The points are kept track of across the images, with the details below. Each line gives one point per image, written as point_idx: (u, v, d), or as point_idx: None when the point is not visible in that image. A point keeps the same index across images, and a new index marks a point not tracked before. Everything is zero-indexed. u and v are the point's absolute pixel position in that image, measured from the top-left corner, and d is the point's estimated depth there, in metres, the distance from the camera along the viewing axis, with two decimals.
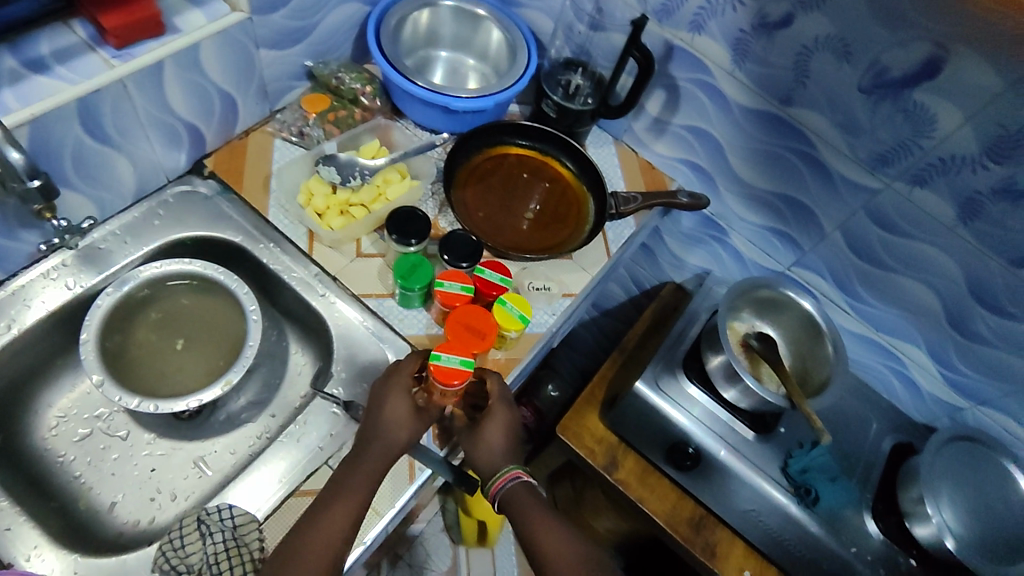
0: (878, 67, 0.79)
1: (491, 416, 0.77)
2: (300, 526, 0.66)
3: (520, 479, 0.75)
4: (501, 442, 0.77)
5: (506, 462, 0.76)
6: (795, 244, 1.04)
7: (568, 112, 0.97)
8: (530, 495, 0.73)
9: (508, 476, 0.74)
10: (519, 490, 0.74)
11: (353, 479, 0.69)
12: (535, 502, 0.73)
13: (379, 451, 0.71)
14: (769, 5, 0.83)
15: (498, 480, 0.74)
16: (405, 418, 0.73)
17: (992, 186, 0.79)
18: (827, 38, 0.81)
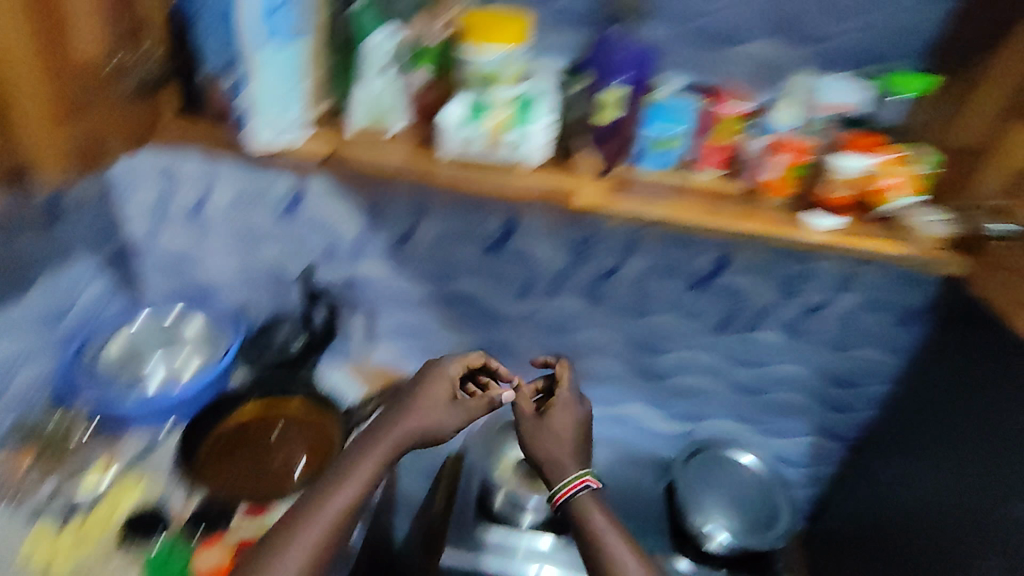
0: (486, 236, 1.08)
1: (557, 406, 0.91)
2: (311, 508, 0.72)
3: (588, 486, 0.82)
4: (570, 433, 0.87)
5: (574, 469, 0.84)
6: (515, 373, 1.26)
7: (286, 363, 1.10)
8: (597, 505, 0.82)
9: (578, 485, 0.82)
10: (588, 500, 0.82)
11: (352, 472, 0.76)
12: (603, 516, 0.81)
13: (397, 437, 0.80)
14: (395, 226, 1.09)
15: (567, 488, 0.82)
16: (439, 406, 0.84)
17: (595, 277, 1.10)
18: (445, 232, 1.09)
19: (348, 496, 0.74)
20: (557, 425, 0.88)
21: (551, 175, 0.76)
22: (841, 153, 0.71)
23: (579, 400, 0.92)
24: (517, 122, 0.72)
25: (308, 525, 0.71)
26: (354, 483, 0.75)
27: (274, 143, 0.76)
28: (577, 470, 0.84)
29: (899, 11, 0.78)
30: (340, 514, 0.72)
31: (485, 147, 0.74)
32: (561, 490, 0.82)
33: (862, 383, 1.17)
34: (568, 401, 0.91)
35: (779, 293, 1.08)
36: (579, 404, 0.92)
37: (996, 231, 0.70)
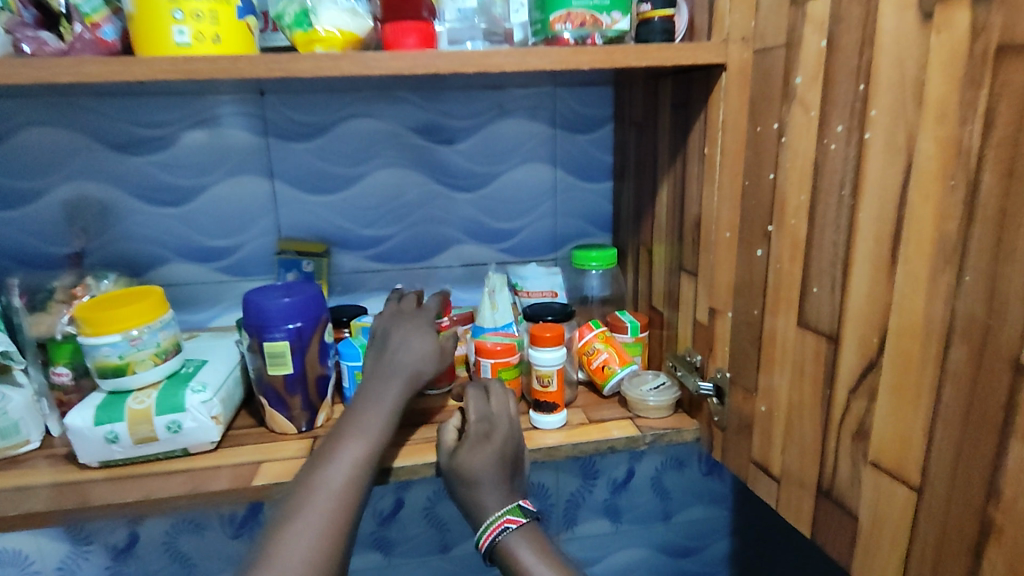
0: (229, 516, 0.90)
1: (469, 444, 0.58)
2: (294, 498, 0.51)
3: (514, 529, 0.55)
4: (489, 477, 0.57)
5: (497, 500, 0.56)
6: None
7: None
8: (533, 546, 0.54)
9: (498, 527, 0.55)
10: (516, 542, 0.54)
11: (338, 466, 0.54)
12: (536, 551, 0.54)
13: (404, 374, 0.61)
14: (111, 536, 0.88)
15: (487, 529, 0.55)
16: (427, 353, 0.64)
17: (377, 522, 0.94)
18: (177, 525, 0.89)
19: (349, 463, 0.54)
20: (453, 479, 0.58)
21: (246, 452, 0.63)
22: (532, 347, 0.65)
23: (493, 423, 0.60)
24: (164, 408, 0.59)
25: (300, 517, 0.50)
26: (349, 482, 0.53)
27: None
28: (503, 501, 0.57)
29: (565, 196, 0.83)
30: (347, 490, 0.53)
31: (132, 446, 0.59)
32: (483, 531, 0.56)
33: (704, 546, 1.07)
34: (479, 435, 0.59)
35: (581, 480, 0.98)
36: (487, 441, 0.58)
37: (707, 392, 0.62)
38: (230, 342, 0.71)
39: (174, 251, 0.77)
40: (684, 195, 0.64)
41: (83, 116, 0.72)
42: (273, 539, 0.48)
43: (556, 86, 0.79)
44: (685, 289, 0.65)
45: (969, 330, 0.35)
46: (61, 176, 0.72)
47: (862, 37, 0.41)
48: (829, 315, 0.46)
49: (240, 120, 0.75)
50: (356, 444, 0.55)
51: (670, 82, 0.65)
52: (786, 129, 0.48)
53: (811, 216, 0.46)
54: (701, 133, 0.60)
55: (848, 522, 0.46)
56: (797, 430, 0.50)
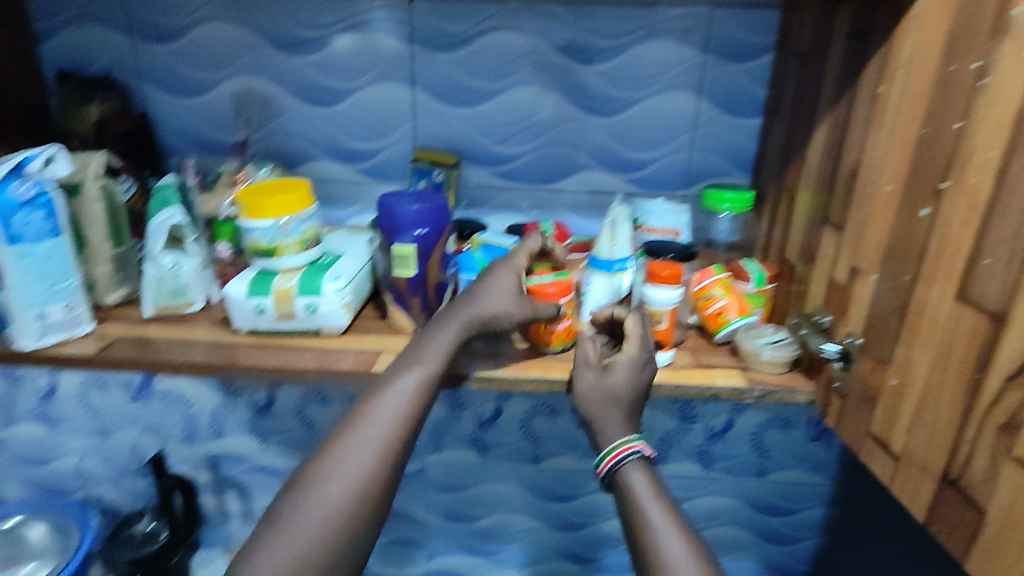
0: (348, 395, 1.00)
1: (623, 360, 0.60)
2: (354, 412, 0.55)
3: (642, 455, 0.56)
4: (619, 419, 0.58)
5: (626, 426, 0.58)
6: (416, 541, 1.11)
7: (145, 561, 0.98)
8: (649, 480, 0.55)
9: (623, 449, 0.56)
10: (633, 472, 0.55)
11: (391, 397, 0.55)
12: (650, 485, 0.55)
13: (467, 316, 0.61)
14: (253, 394, 1.01)
15: (612, 453, 0.56)
16: (501, 299, 0.62)
17: (476, 425, 1.01)
18: (306, 396, 1.01)
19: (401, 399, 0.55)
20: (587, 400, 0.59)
21: (370, 340, 0.68)
22: (649, 285, 0.65)
23: (648, 350, 0.61)
24: (304, 290, 0.66)
25: (349, 446, 0.52)
26: (398, 415, 0.54)
27: (41, 343, 0.66)
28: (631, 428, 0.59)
29: (705, 129, 0.78)
30: (403, 409, 0.55)
31: (275, 319, 0.68)
32: (606, 456, 0.56)
33: (797, 510, 1.03)
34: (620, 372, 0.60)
35: (677, 422, 0.98)
36: (643, 365, 0.60)
37: (832, 355, 0.57)
38: (365, 237, 0.77)
39: (322, 150, 0.82)
40: (844, 140, 0.57)
41: (252, 14, 0.77)
42: (326, 463, 0.51)
43: (714, 6, 0.72)
44: (825, 243, 0.60)
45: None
46: (232, 71, 0.79)
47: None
48: (997, 292, 0.40)
49: (389, 25, 0.76)
50: (408, 379, 0.56)
51: (850, 7, 0.57)
52: (990, 70, 0.41)
53: (1001, 176, 0.40)
54: (877, 70, 0.53)
55: (972, 516, 0.42)
56: (931, 409, 0.46)
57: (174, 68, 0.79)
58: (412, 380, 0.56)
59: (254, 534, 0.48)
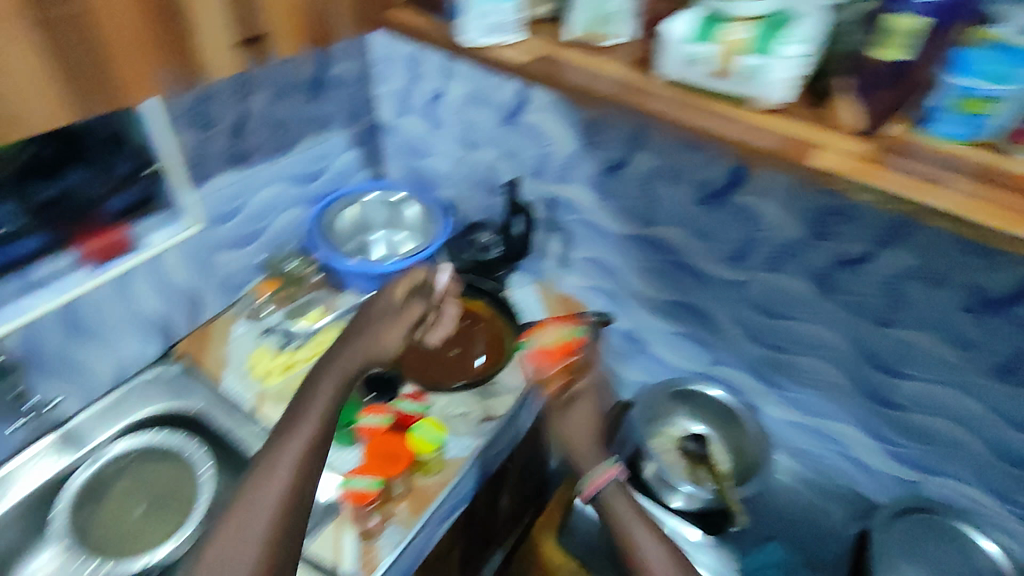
0: (703, 183, 0.94)
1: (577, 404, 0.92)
2: (300, 408, 0.77)
3: (616, 479, 0.87)
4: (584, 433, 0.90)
5: (606, 455, 0.89)
6: (707, 343, 1.12)
7: (480, 263, 1.16)
8: (628, 499, 0.86)
9: (600, 482, 0.86)
10: (614, 492, 0.87)
11: (311, 404, 0.76)
12: (630, 499, 0.86)
13: (350, 361, 0.79)
14: (609, 151, 1.00)
15: (595, 478, 0.87)
16: (389, 326, 0.82)
17: (831, 261, 0.89)
18: (658, 169, 0.97)
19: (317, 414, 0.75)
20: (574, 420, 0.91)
21: (795, 128, 0.59)
22: None
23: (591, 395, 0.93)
24: (759, 49, 0.57)
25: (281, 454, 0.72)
26: (308, 431, 0.74)
27: (482, 41, 0.71)
28: (608, 457, 0.89)
29: None
30: (323, 416, 0.75)
31: (707, 72, 0.61)
32: (589, 481, 0.87)
33: None
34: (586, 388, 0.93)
35: None
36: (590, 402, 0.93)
37: None
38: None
39: None
40: None
41: None
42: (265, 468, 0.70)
43: None
44: None
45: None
46: None
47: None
48: None
49: None
50: (321, 402, 0.76)
51: None
52: None
53: None
54: None
55: None
56: None
57: None
58: (331, 394, 0.77)
59: (219, 521, 0.67)
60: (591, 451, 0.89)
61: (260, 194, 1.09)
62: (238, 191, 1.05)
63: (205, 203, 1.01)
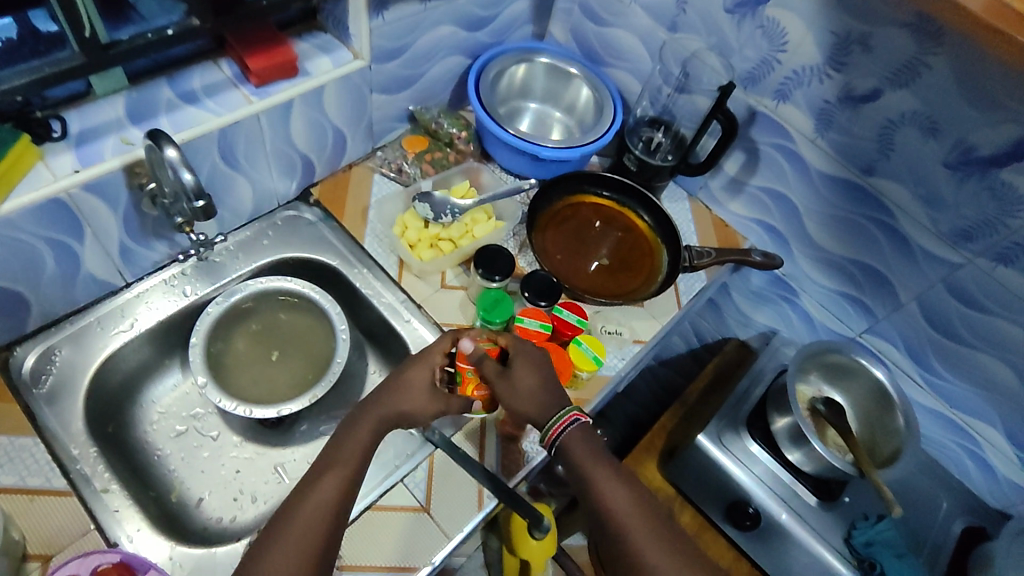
0: (966, 145, 0.80)
1: (520, 359, 0.77)
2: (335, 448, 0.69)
3: (579, 422, 0.71)
4: (542, 390, 0.74)
5: (560, 405, 0.73)
6: (869, 310, 1.03)
7: (647, 168, 1.03)
8: (589, 438, 0.70)
9: (566, 421, 0.71)
10: (576, 433, 0.70)
11: (346, 449, 0.68)
12: (590, 442, 0.70)
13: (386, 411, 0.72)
14: (858, 79, 0.85)
15: (554, 425, 0.71)
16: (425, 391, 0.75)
17: None
18: (915, 114, 0.82)
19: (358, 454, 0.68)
20: (525, 381, 0.75)
21: None
22: None
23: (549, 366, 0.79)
24: None
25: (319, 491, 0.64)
26: (344, 465, 0.67)
27: None
28: (562, 406, 0.73)
29: None
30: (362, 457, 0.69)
31: None
32: (549, 428, 0.71)
33: None
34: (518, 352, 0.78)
35: None
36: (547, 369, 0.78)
37: None
38: None
39: None
40: None
41: None
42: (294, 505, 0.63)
43: None
44: None
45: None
46: None
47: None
48: None
49: None
50: (355, 437, 0.69)
51: None
52: None
53: None
54: None
55: None
56: None
57: None
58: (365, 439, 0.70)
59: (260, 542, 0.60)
60: (548, 401, 0.73)
61: (430, 35, 0.94)
62: (410, 26, 0.90)
63: (376, 35, 0.86)
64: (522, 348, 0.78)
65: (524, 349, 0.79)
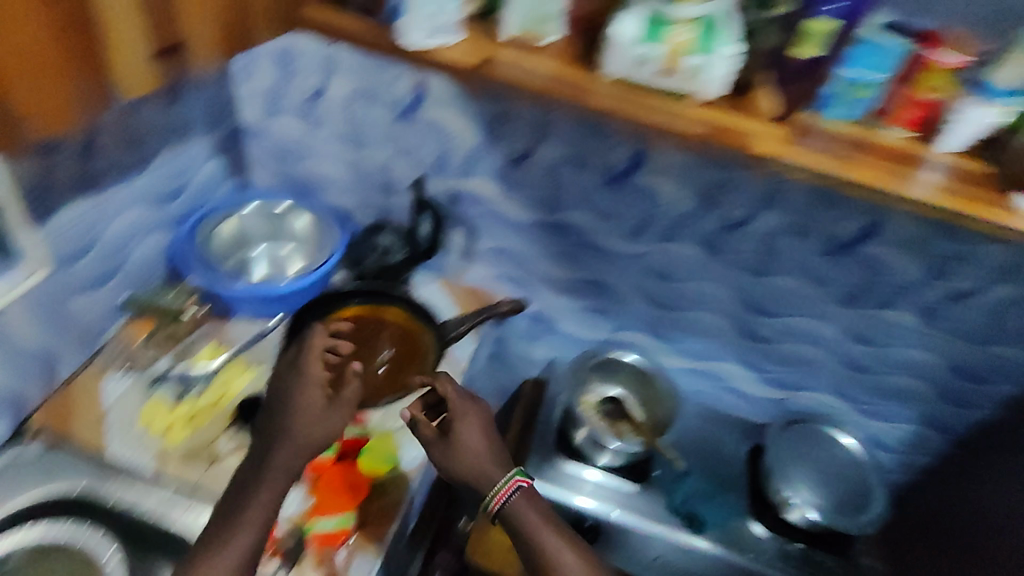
0: (607, 167, 1.01)
1: (460, 420, 0.85)
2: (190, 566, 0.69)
3: (520, 488, 0.81)
4: (476, 445, 0.83)
5: (502, 472, 0.81)
6: (608, 312, 1.21)
7: (388, 268, 1.10)
8: (531, 503, 0.81)
9: (510, 488, 0.80)
10: (519, 502, 0.80)
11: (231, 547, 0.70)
12: (533, 503, 0.81)
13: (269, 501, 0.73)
14: (515, 144, 1.03)
15: (499, 491, 0.80)
16: (316, 412, 0.79)
17: (719, 225, 1.02)
18: (565, 157, 1.02)
19: (255, 533, 0.71)
20: (461, 438, 0.83)
21: (724, 115, 0.66)
22: None
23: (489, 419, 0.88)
24: (698, 49, 0.62)
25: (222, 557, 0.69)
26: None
27: (427, 44, 0.68)
28: (507, 470, 0.82)
29: None
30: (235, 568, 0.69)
31: (654, 75, 0.65)
32: (496, 492, 0.79)
33: (988, 382, 1.07)
34: (456, 407, 0.86)
35: (924, 274, 0.97)
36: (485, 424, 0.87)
37: None
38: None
39: None
40: None
41: None
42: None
43: None
44: None
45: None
46: None
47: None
48: None
49: None
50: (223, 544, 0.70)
51: None
52: None
53: None
54: None
55: None
56: None
57: None
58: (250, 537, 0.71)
59: None
60: (489, 467, 0.81)
61: (117, 222, 0.92)
62: (91, 221, 0.87)
63: (52, 243, 0.82)
64: (462, 407, 0.85)
65: (467, 408, 0.86)
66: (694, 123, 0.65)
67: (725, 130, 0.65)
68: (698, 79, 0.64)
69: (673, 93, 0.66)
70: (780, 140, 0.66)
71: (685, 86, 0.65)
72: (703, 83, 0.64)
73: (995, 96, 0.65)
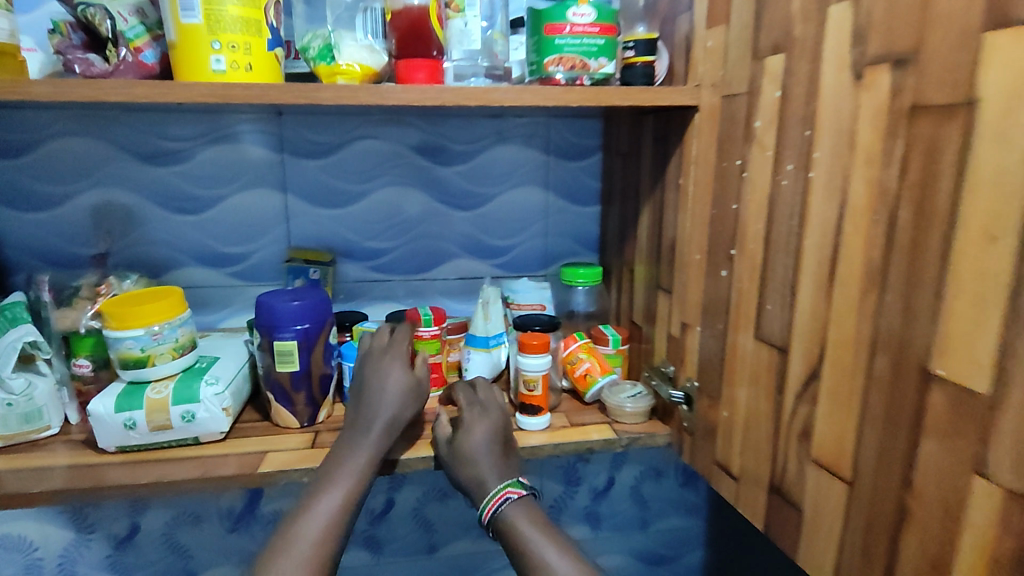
0: (227, 510, 0.93)
1: (466, 424, 0.65)
2: (272, 550, 0.55)
3: (514, 500, 0.59)
4: (484, 451, 0.62)
5: (497, 478, 0.61)
6: None
7: None
8: (533, 518, 0.58)
9: (500, 498, 0.59)
10: (516, 515, 0.58)
11: None
12: (534, 521, 0.58)
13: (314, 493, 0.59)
14: (112, 526, 0.91)
15: (491, 501, 0.59)
16: (405, 391, 0.67)
17: (366, 522, 0.97)
18: (176, 518, 0.92)
19: (367, 458, 0.62)
20: (471, 446, 0.63)
21: (252, 442, 0.68)
22: (521, 355, 0.70)
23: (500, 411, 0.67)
24: (181, 398, 0.65)
25: (286, 561, 0.54)
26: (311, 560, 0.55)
27: None
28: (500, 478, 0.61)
29: (557, 218, 0.89)
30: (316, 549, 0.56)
31: (148, 432, 0.64)
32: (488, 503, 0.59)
33: (678, 557, 1.10)
34: (476, 411, 0.67)
35: (564, 486, 1.02)
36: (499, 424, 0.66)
37: (678, 400, 0.67)
38: (240, 357, 0.74)
39: (187, 257, 0.82)
40: (662, 221, 0.70)
41: (116, 127, 0.77)
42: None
43: (550, 116, 0.85)
44: (661, 305, 0.71)
45: (947, 292, 0.37)
46: (91, 183, 0.78)
47: (810, 77, 0.47)
48: (780, 329, 0.51)
49: (257, 139, 0.80)
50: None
51: (652, 118, 0.71)
52: (748, 165, 0.54)
53: (768, 243, 0.52)
54: (677, 166, 0.66)
55: (794, 516, 0.51)
56: (754, 433, 0.56)
57: (22, 185, 0.76)
58: None
59: None
60: (487, 474, 0.61)
61: None
62: None
63: None
64: (472, 406, 0.67)
65: (489, 397, 0.69)
66: (213, 467, 0.64)
67: (249, 465, 0.64)
68: (195, 424, 0.65)
69: (189, 445, 0.66)
70: (309, 447, 0.68)
71: (187, 433, 0.66)
72: (201, 425, 0.66)
73: (480, 346, 0.79)
